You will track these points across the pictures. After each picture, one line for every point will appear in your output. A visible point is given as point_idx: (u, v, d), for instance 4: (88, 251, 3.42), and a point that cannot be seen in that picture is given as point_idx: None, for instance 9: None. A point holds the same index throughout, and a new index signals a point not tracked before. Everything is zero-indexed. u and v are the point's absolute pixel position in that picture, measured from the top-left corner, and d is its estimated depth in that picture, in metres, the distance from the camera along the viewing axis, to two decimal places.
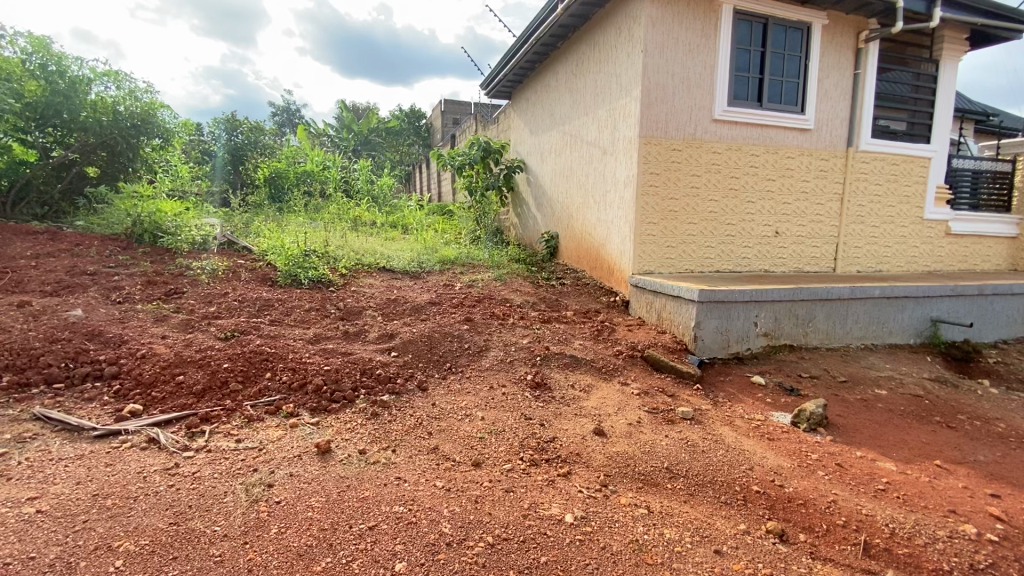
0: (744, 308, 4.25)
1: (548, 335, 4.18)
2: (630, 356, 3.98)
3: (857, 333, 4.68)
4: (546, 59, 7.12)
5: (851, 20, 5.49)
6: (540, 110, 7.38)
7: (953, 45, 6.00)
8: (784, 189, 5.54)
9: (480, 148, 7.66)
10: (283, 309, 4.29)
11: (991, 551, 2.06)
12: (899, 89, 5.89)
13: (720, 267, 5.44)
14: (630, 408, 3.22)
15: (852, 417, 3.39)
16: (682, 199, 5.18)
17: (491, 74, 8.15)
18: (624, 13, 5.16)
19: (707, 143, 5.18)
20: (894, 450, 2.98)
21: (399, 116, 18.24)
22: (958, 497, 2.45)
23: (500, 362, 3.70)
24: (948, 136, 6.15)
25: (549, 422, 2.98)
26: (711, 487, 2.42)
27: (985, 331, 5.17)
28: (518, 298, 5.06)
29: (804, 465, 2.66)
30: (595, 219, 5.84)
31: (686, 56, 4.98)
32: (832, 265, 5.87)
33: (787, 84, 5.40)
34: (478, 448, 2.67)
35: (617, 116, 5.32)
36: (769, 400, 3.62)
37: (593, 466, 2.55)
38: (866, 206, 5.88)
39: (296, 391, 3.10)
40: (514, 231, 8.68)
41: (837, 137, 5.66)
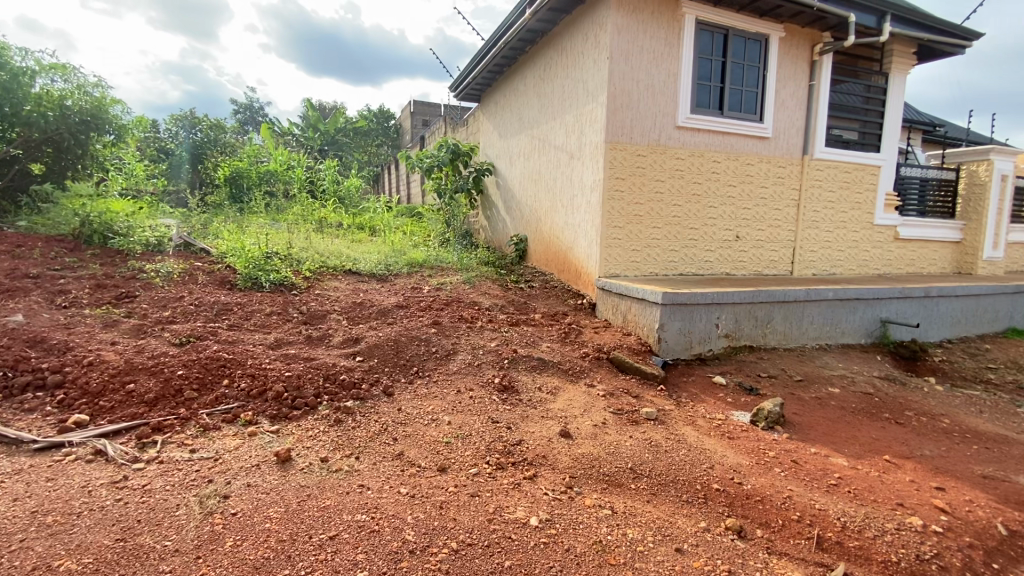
0: (706, 310, 4.36)
1: (515, 338, 4.19)
2: (596, 358, 4.03)
3: (812, 333, 4.87)
4: (515, 62, 7.15)
5: (807, 33, 5.73)
6: (509, 113, 7.40)
7: (901, 59, 6.33)
8: (744, 195, 5.72)
9: (449, 151, 7.63)
10: (242, 313, 4.16)
11: (935, 542, 2.16)
12: (850, 100, 6.18)
13: (684, 270, 5.57)
14: (596, 409, 3.26)
15: (808, 415, 3.52)
16: (647, 203, 5.28)
17: (460, 76, 8.12)
18: (590, 20, 5.24)
19: (671, 149, 5.30)
20: (846, 446, 3.10)
21: (367, 116, 17.99)
22: (904, 490, 2.57)
23: (468, 365, 3.68)
24: (896, 145, 6.47)
25: (515, 425, 2.98)
26: (673, 486, 2.47)
27: (930, 331, 5.45)
28: (487, 300, 5.05)
29: (761, 463, 2.74)
30: (562, 223, 5.89)
31: (651, 63, 5.08)
32: (789, 268, 6.09)
33: (746, 93, 5.58)
34: (443, 453, 2.64)
35: (584, 121, 5.38)
36: (730, 399, 3.72)
37: (559, 468, 2.56)
38: (821, 211, 6.13)
39: (255, 398, 3.01)
40: (483, 234, 8.67)
41: (794, 145, 5.89)
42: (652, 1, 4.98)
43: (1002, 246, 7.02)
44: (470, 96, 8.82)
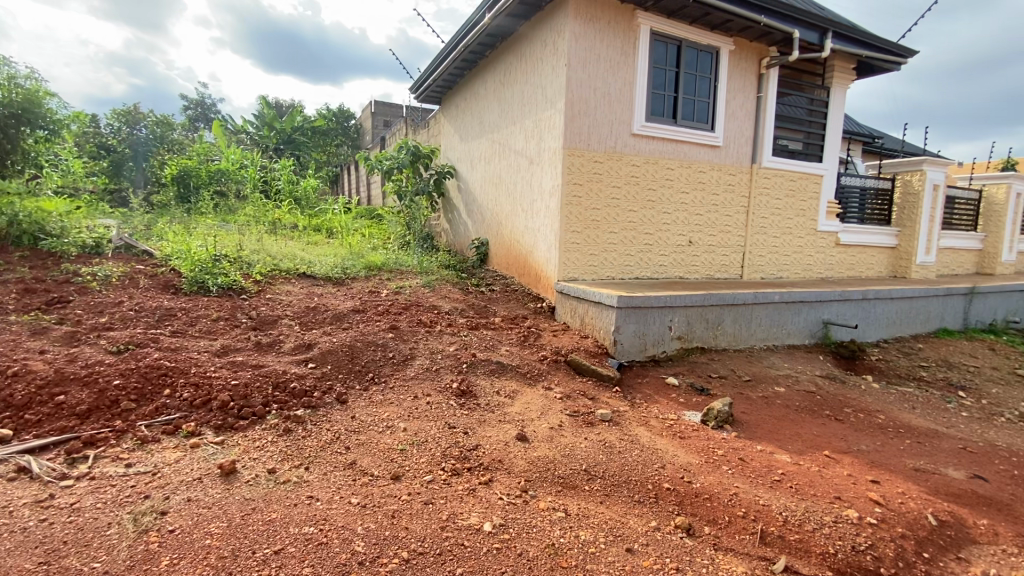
0: (660, 313, 4.47)
1: (474, 342, 4.17)
2: (554, 361, 4.06)
3: (760, 335, 5.07)
4: (475, 66, 7.15)
5: (755, 47, 5.99)
6: (470, 117, 7.39)
7: (841, 74, 6.70)
8: (696, 202, 5.91)
9: (409, 153, 7.56)
10: (187, 319, 3.97)
11: (869, 533, 2.28)
12: (795, 112, 6.49)
13: (640, 274, 5.70)
14: (553, 412, 3.28)
15: (755, 414, 3.66)
16: (604, 208, 5.38)
17: (420, 78, 8.04)
18: (549, 27, 5.30)
19: (627, 156, 5.42)
20: (790, 443, 3.24)
21: (326, 115, 17.56)
22: (842, 484, 2.71)
23: (426, 370, 3.63)
24: (837, 156, 6.84)
25: (472, 429, 2.96)
26: (626, 487, 2.51)
27: (868, 332, 5.78)
28: (446, 304, 5.02)
29: (710, 461, 2.83)
30: (522, 227, 5.92)
31: (607, 72, 5.19)
32: (739, 272, 6.33)
33: (698, 103, 5.78)
34: (398, 460, 2.60)
35: (543, 127, 5.44)
36: (682, 400, 3.82)
37: (515, 472, 2.56)
38: (768, 218, 6.40)
39: (199, 408, 2.87)
40: (445, 237, 8.61)
41: (743, 154, 6.14)
42: (608, 11, 5.09)
43: (933, 251, 7.51)
44: (431, 99, 8.75)
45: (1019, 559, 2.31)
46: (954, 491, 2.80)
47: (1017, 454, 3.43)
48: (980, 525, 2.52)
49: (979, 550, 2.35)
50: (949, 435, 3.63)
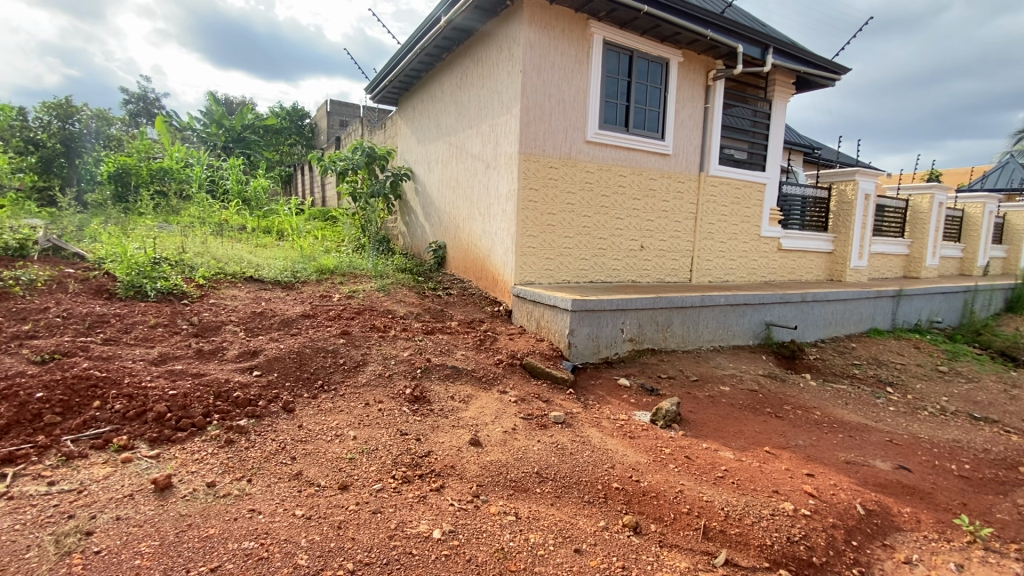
0: (612, 316, 4.57)
1: (429, 347, 4.13)
2: (509, 364, 4.08)
3: (708, 336, 5.27)
4: (432, 69, 7.11)
5: (702, 60, 6.24)
6: (427, 119, 7.34)
7: (782, 88, 7.06)
8: (648, 208, 6.08)
9: (364, 154, 7.43)
10: (121, 325, 3.74)
11: (804, 524, 2.40)
12: (740, 123, 6.79)
13: (594, 278, 5.81)
14: (507, 415, 3.29)
15: (702, 413, 3.79)
16: (559, 213, 5.46)
17: (376, 79, 7.92)
18: (504, 33, 5.34)
19: (581, 162, 5.52)
20: (733, 440, 3.38)
21: (279, 113, 17.01)
22: (780, 478, 2.84)
23: (378, 377, 3.57)
24: (779, 165, 7.20)
25: (425, 435, 2.93)
26: (576, 488, 2.55)
27: (807, 332, 6.10)
28: (401, 308, 4.95)
29: (658, 460, 2.91)
30: (479, 231, 5.92)
31: (561, 80, 5.28)
32: (689, 276, 6.56)
33: (649, 112, 5.96)
34: (346, 469, 2.54)
35: (499, 132, 5.47)
36: (633, 400, 3.92)
37: (467, 477, 2.55)
38: (715, 223, 6.67)
39: (133, 420, 2.72)
40: (401, 240, 8.50)
41: (692, 162, 6.37)
42: (562, 20, 5.19)
43: (865, 256, 8.02)
44: (387, 100, 8.63)
45: (936, 542, 2.49)
46: (881, 481, 2.99)
47: (936, 445, 3.70)
48: (903, 512, 2.70)
49: (902, 536, 2.52)
50: (878, 429, 3.88)
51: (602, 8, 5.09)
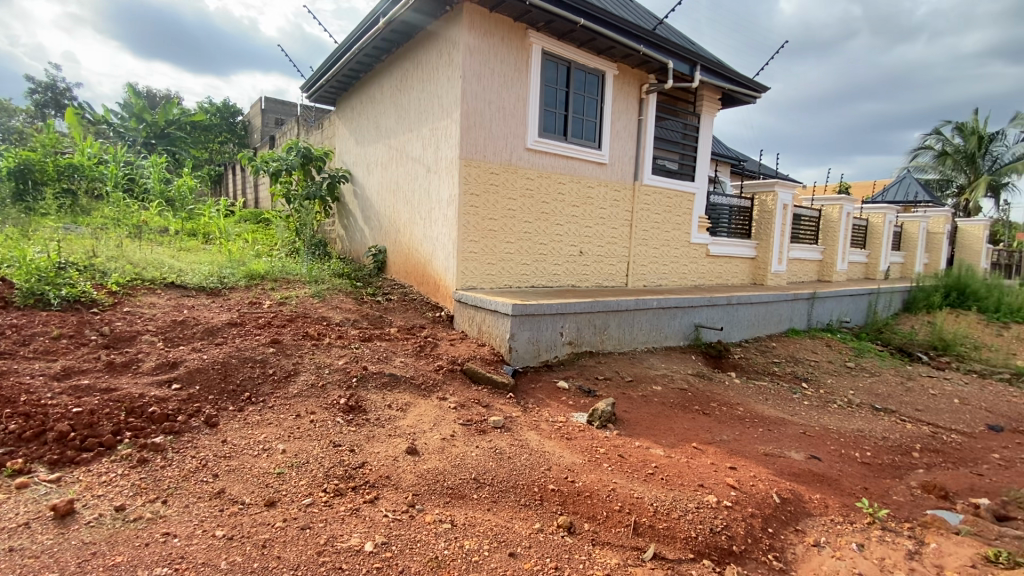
0: (552, 320, 4.66)
1: (366, 354, 4.03)
2: (450, 370, 4.05)
3: (642, 338, 5.49)
4: (371, 70, 6.97)
5: (636, 74, 6.53)
6: (366, 121, 7.17)
7: (709, 103, 7.50)
8: (586, 214, 6.26)
9: (299, 154, 7.18)
10: (17, 337, 3.38)
11: (726, 514, 2.55)
12: (671, 136, 7.15)
13: (535, 283, 5.90)
14: (446, 422, 3.27)
15: (636, 412, 3.94)
16: (500, 219, 5.50)
17: (311, 78, 7.65)
18: (444, 38, 5.34)
19: (522, 169, 5.60)
20: (664, 437, 3.54)
21: (207, 109, 16.05)
22: (705, 472, 3.00)
23: (311, 387, 3.44)
24: (707, 176, 7.63)
25: (360, 446, 2.85)
26: (513, 492, 2.57)
27: (732, 332, 6.50)
28: (337, 315, 4.80)
29: (593, 460, 2.99)
30: (420, 235, 5.85)
31: (501, 87, 5.35)
32: (625, 281, 6.81)
33: (586, 122, 6.15)
34: (273, 485, 2.42)
35: (439, 136, 5.44)
36: (571, 402, 4.01)
37: (402, 487, 2.51)
38: (650, 230, 6.97)
39: (29, 442, 2.46)
40: (339, 244, 8.24)
41: (627, 171, 6.63)
42: (501, 28, 5.27)
43: (784, 262, 8.64)
44: (324, 100, 8.36)
45: (841, 525, 2.72)
46: (795, 471, 3.23)
47: (843, 435, 4.04)
48: (814, 499, 2.92)
49: (813, 521, 2.73)
50: (793, 422, 4.19)
51: (540, 18, 5.21)
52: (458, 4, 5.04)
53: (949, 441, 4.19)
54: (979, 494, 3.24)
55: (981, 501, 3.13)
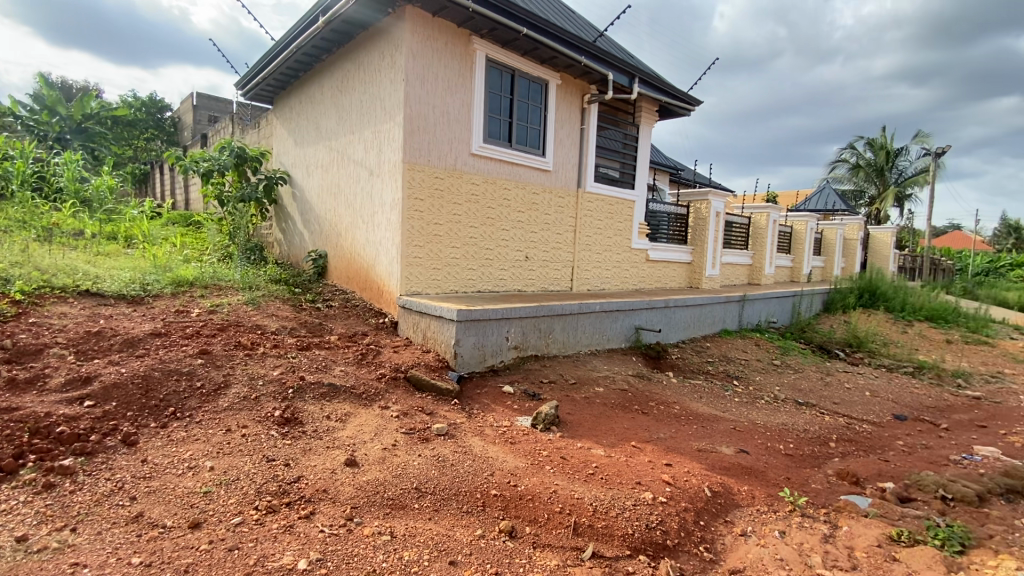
0: (497, 324, 4.68)
1: (304, 364, 3.89)
2: (393, 378, 3.98)
3: (585, 341, 5.63)
4: (310, 70, 6.75)
5: (578, 84, 6.71)
6: (305, 122, 6.93)
7: (648, 114, 7.82)
8: (531, 220, 6.34)
9: (232, 154, 6.79)
10: None
11: (661, 510, 2.65)
12: (611, 145, 7.39)
13: (481, 288, 5.90)
14: (387, 431, 3.21)
15: (578, 414, 4.03)
16: (445, 224, 5.47)
17: (246, 75, 7.31)
18: (386, 40, 5.26)
19: (467, 174, 5.60)
20: (605, 437, 3.64)
21: (130, 103, 14.98)
22: (642, 470, 3.12)
23: (243, 400, 3.27)
24: (646, 184, 7.94)
25: (295, 460, 2.75)
26: (455, 499, 2.56)
27: (670, 334, 6.78)
28: (273, 323, 4.59)
29: (535, 463, 3.03)
30: (363, 240, 5.70)
31: (445, 91, 5.34)
32: (570, 285, 6.95)
33: (530, 129, 6.25)
34: (199, 505, 2.28)
35: (382, 139, 5.34)
36: (516, 407, 4.04)
37: (340, 500, 2.44)
38: (592, 236, 7.16)
39: None
40: (277, 248, 7.90)
41: (571, 178, 6.79)
42: (445, 34, 5.26)
43: (717, 266, 9.11)
44: (260, 99, 8.01)
45: (765, 513, 2.90)
46: (725, 465, 3.41)
47: (769, 428, 4.31)
48: (742, 490, 3.10)
49: (741, 511, 2.89)
50: (725, 418, 4.43)
51: (484, 26, 5.25)
52: (400, 7, 4.98)
53: (861, 431, 4.57)
54: (885, 479, 3.55)
55: (887, 485, 3.44)
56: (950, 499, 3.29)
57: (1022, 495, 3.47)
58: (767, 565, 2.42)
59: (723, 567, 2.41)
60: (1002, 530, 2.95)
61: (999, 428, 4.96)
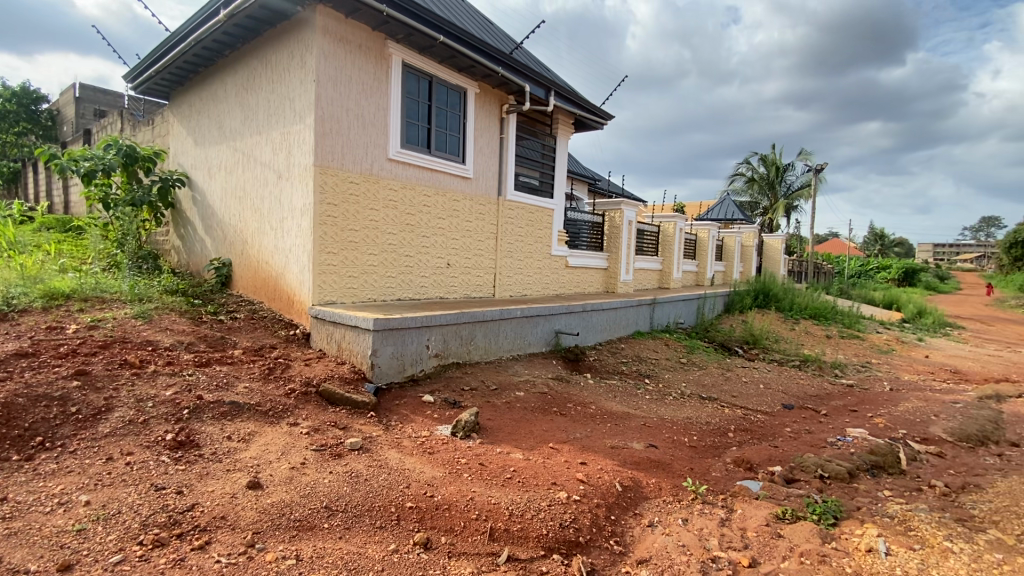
0: (416, 333, 4.60)
1: (202, 382, 3.59)
2: (303, 393, 3.79)
3: (506, 346, 5.69)
4: (211, 65, 6.30)
5: (496, 94, 6.83)
6: (206, 120, 6.45)
7: (564, 126, 8.12)
8: (452, 227, 6.33)
9: (120, 153, 6.15)
10: None
11: (575, 509, 2.74)
12: (530, 155, 7.58)
13: (401, 296, 5.79)
14: (296, 449, 3.05)
15: (498, 420, 4.06)
16: (361, 230, 5.31)
17: (135, 67, 6.66)
18: (296, 39, 5.04)
19: (384, 180, 5.48)
20: (523, 441, 3.71)
21: None
22: (558, 470, 3.20)
23: (128, 424, 2.96)
24: (563, 193, 8.21)
25: (189, 486, 2.52)
26: (368, 515, 2.49)
27: (588, 336, 7.05)
28: (167, 339, 4.20)
29: (453, 471, 3.02)
30: (271, 247, 5.39)
31: (360, 95, 5.21)
32: (492, 291, 7.01)
33: (449, 136, 6.25)
34: (71, 545, 2.03)
35: (292, 142, 5.09)
36: (436, 416, 3.99)
37: (239, 526, 2.27)
38: (513, 243, 7.28)
39: None
40: (174, 256, 7.24)
41: (491, 186, 6.87)
42: (358, 37, 5.15)
43: (630, 271, 9.62)
44: (153, 94, 7.34)
45: (671, 503, 3.09)
46: (636, 460, 3.59)
47: (675, 423, 4.61)
48: (650, 483, 3.28)
49: (649, 503, 3.06)
50: (636, 415, 4.67)
51: (399, 31, 5.20)
52: (309, 6, 4.80)
53: (755, 420, 5.02)
54: (774, 462, 3.91)
55: (775, 468, 3.79)
56: (827, 477, 3.70)
57: (883, 469, 3.98)
58: (671, 552, 2.58)
59: (632, 558, 2.54)
60: (866, 501, 3.36)
61: (866, 411, 5.67)
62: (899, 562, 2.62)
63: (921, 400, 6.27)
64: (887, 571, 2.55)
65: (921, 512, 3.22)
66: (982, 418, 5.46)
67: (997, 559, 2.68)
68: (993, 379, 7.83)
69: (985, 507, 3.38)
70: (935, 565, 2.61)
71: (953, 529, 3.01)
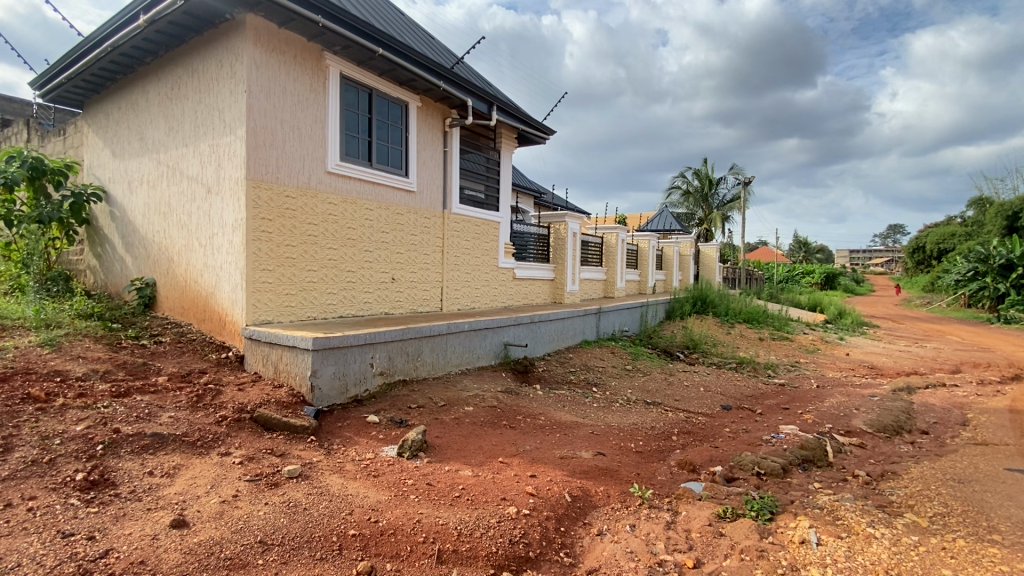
0: (359, 351, 4.46)
1: (119, 414, 3.29)
2: (237, 421, 3.56)
3: (454, 360, 5.63)
4: (130, 72, 5.89)
5: (438, 108, 6.84)
6: (126, 130, 6.01)
7: (508, 139, 8.24)
8: (397, 241, 6.23)
9: (24, 166, 5.56)
10: None
11: (524, 524, 2.72)
12: (473, 168, 7.62)
13: (344, 312, 5.60)
14: (228, 481, 2.85)
15: (447, 437, 3.99)
16: (299, 245, 5.11)
17: (42, 72, 6.11)
18: (225, 47, 4.82)
19: (323, 193, 5.32)
20: (473, 456, 3.67)
21: None
22: (508, 485, 3.17)
23: (31, 465, 2.67)
24: (508, 206, 8.28)
25: (103, 531, 2.29)
26: (308, 546, 2.35)
27: (536, 347, 7.12)
28: (79, 368, 3.83)
29: (399, 494, 2.92)
30: (200, 264, 5.06)
31: (295, 106, 5.05)
32: (439, 306, 6.94)
33: (390, 149, 6.18)
34: None
35: (221, 154, 4.84)
36: (381, 436, 3.86)
37: (159, 571, 2.07)
38: (460, 257, 7.26)
39: None
40: (89, 277, 6.65)
41: (436, 199, 6.83)
42: (292, 47, 5.01)
43: (576, 282, 9.81)
44: (65, 102, 6.77)
45: (619, 510, 3.13)
46: (585, 469, 3.63)
47: (622, 429, 4.70)
48: (598, 491, 3.32)
49: (598, 512, 3.08)
50: (584, 424, 4.73)
51: (337, 42, 5.11)
52: (240, 14, 4.63)
53: (697, 422, 5.23)
54: (715, 462, 4.07)
55: (716, 468, 3.94)
56: (763, 474, 3.87)
57: (814, 463, 4.22)
58: (620, 560, 2.60)
59: (581, 568, 2.54)
60: (799, 494, 3.56)
61: (796, 408, 6.03)
62: (830, 550, 2.78)
63: (844, 395, 6.77)
64: (818, 560, 2.70)
65: (847, 501, 3.44)
66: (896, 409, 5.95)
67: (913, 541, 2.90)
68: (903, 373, 8.57)
69: (901, 492, 3.67)
70: (860, 550, 2.79)
71: (874, 516, 3.23)
